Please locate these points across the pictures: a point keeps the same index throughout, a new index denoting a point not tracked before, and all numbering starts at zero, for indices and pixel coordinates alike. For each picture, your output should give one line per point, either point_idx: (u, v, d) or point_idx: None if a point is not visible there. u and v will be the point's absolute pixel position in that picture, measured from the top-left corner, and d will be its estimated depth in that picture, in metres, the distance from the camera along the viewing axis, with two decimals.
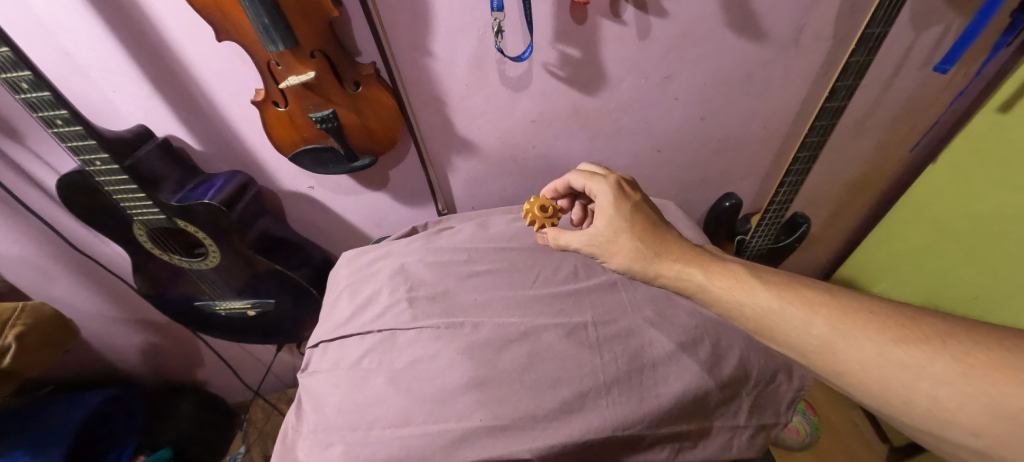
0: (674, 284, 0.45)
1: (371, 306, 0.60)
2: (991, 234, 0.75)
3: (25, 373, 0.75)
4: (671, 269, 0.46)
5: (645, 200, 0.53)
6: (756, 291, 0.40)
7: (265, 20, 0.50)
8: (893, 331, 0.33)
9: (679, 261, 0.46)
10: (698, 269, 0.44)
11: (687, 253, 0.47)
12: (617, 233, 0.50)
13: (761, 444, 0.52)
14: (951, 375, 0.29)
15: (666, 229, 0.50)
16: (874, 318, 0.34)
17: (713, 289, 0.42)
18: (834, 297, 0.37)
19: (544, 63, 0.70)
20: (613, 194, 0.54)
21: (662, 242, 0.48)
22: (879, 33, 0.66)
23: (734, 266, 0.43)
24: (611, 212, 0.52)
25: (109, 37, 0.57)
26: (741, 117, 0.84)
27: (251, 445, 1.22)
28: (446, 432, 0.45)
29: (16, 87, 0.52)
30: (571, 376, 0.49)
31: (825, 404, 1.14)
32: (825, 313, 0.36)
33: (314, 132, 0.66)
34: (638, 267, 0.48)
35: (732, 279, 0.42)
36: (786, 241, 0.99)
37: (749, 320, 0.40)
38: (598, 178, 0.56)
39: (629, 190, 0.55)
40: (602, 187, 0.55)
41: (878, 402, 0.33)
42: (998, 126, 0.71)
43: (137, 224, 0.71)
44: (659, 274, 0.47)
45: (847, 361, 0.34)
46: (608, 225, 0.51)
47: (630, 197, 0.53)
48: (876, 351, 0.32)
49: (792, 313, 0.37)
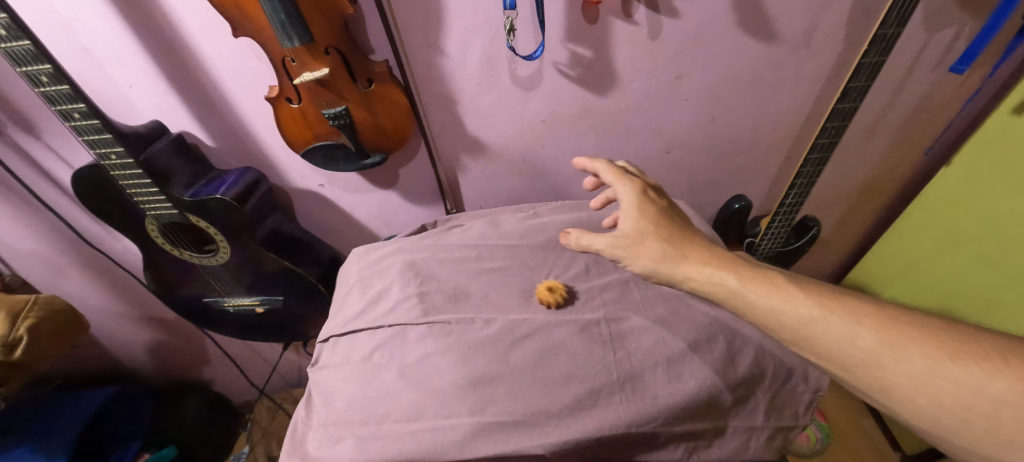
0: (705, 286, 0.44)
1: (382, 301, 0.60)
2: (1003, 238, 0.74)
3: (36, 367, 0.76)
4: (701, 272, 0.45)
5: (670, 207, 0.53)
6: (794, 297, 0.39)
7: (281, 15, 0.50)
8: (949, 348, 0.32)
9: (709, 264, 0.45)
10: (730, 273, 0.43)
11: (718, 256, 0.46)
12: (644, 235, 0.50)
13: (779, 446, 0.51)
14: (1016, 396, 0.28)
15: (694, 234, 0.50)
16: (926, 332, 0.33)
17: (745, 293, 0.41)
18: (880, 308, 0.36)
19: (554, 62, 0.70)
20: (638, 198, 0.53)
21: (690, 246, 0.48)
22: (893, 34, 0.65)
23: (769, 272, 0.42)
24: (637, 216, 0.51)
25: (127, 33, 0.57)
26: (752, 118, 0.83)
27: (255, 445, 1.21)
28: (459, 427, 0.45)
29: (35, 80, 0.53)
30: (584, 373, 0.49)
31: (837, 414, 1.13)
32: (871, 324, 0.35)
33: (326, 129, 0.67)
34: (666, 270, 0.48)
35: (766, 286, 0.40)
36: (797, 244, 0.97)
37: (784, 329, 0.38)
38: (625, 179, 0.55)
39: (654, 196, 0.54)
40: (628, 190, 0.54)
41: (930, 424, 0.31)
42: (1011, 131, 0.70)
43: (150, 219, 0.71)
44: (687, 276, 0.46)
45: (898, 377, 0.32)
46: (635, 228, 0.51)
47: (655, 203, 0.53)
48: (930, 367, 0.31)
49: (835, 322, 0.36)
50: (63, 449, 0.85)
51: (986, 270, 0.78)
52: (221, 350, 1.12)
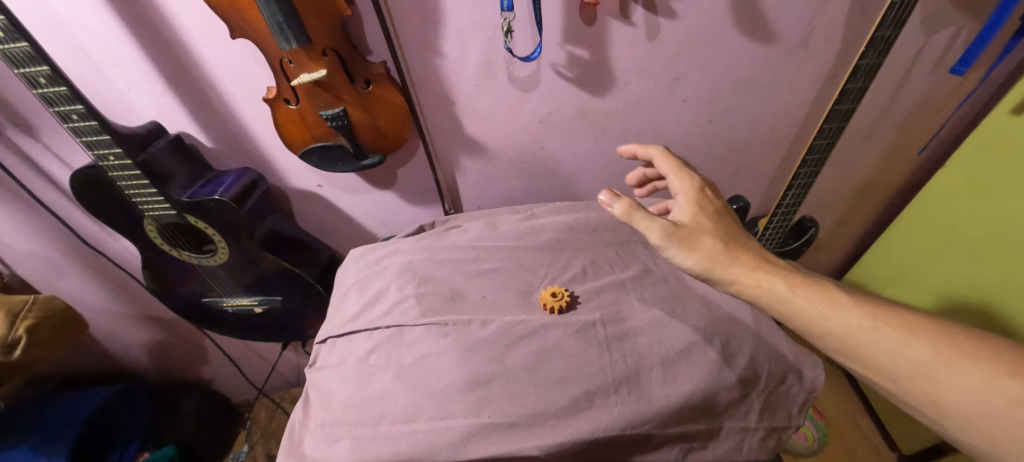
0: (753, 291, 0.46)
1: (380, 302, 0.60)
2: (1002, 236, 0.74)
3: (34, 366, 0.76)
4: (750, 277, 0.47)
5: (727, 209, 0.53)
6: (848, 309, 0.43)
7: (279, 17, 0.50)
8: (1006, 366, 0.37)
9: (759, 269, 0.47)
10: (782, 280, 0.46)
11: (768, 263, 0.48)
12: (701, 232, 0.49)
13: (771, 446, 0.51)
14: None
15: (747, 240, 0.50)
16: (979, 351, 0.38)
17: (795, 300, 0.44)
18: (928, 323, 0.41)
19: (552, 63, 0.70)
20: (695, 194, 0.53)
21: (742, 250, 0.49)
22: (890, 35, 0.65)
23: (819, 282, 0.46)
24: (695, 212, 0.51)
25: (125, 34, 0.58)
26: (749, 119, 0.84)
27: (254, 445, 1.22)
28: (454, 428, 0.45)
29: (33, 81, 0.52)
30: (579, 375, 0.49)
31: (836, 416, 1.14)
32: (924, 338, 0.40)
33: (324, 130, 0.67)
34: (718, 270, 0.48)
35: (817, 294, 0.44)
36: (794, 244, 0.97)
37: (834, 337, 0.42)
38: (685, 173, 0.55)
39: (711, 194, 0.54)
40: (687, 183, 0.54)
41: (975, 435, 0.37)
42: (1009, 131, 0.70)
43: (148, 219, 0.71)
44: (737, 280, 0.47)
45: (950, 390, 0.37)
46: (691, 223, 0.50)
47: (712, 201, 0.53)
48: (984, 383, 0.36)
49: (888, 333, 0.41)
50: (64, 449, 0.85)
51: (983, 268, 0.77)
52: (220, 350, 1.12)
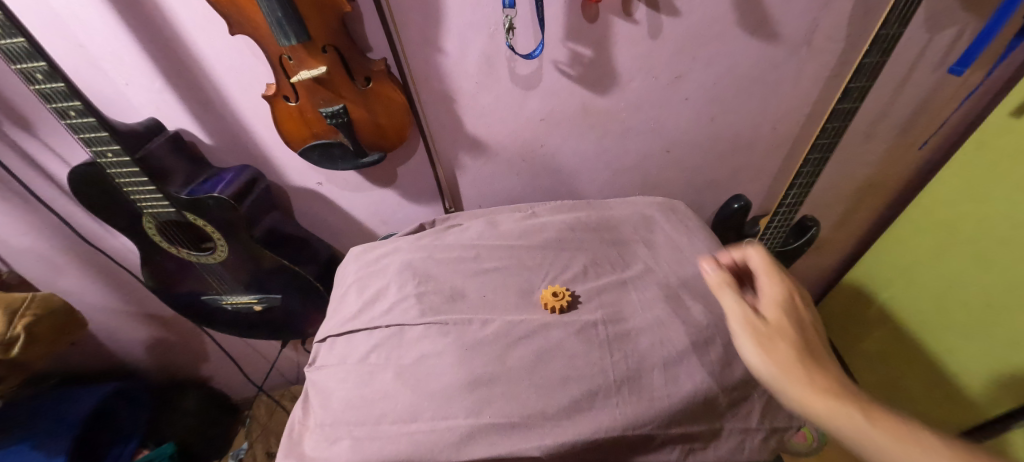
0: (796, 403, 0.39)
1: (379, 301, 0.60)
2: (1004, 239, 0.73)
3: (34, 364, 0.76)
4: (799, 387, 0.39)
5: (813, 324, 0.45)
6: (858, 417, 0.36)
7: (278, 13, 0.50)
8: None
9: (814, 382, 0.39)
10: (805, 381, 0.39)
11: (828, 378, 0.39)
12: (778, 339, 0.42)
13: (773, 447, 0.50)
14: None
15: (823, 357, 0.42)
16: None
17: (809, 404, 0.38)
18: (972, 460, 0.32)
19: (553, 60, 0.70)
20: (782, 299, 0.46)
21: (815, 366, 0.40)
22: (894, 34, 0.65)
23: (840, 383, 0.39)
24: (781, 317, 0.44)
25: (123, 30, 0.57)
26: (751, 118, 0.83)
27: (254, 441, 1.21)
28: (454, 428, 0.45)
29: (30, 77, 0.52)
30: (580, 375, 0.49)
31: None
32: None
33: (324, 127, 0.66)
34: (790, 386, 0.39)
35: (832, 397, 0.38)
36: (795, 244, 0.97)
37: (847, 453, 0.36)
38: (778, 277, 0.48)
39: (802, 305, 0.47)
40: (778, 287, 0.47)
41: None
42: (1011, 131, 0.69)
43: (147, 216, 0.71)
44: (801, 398, 0.39)
45: None
46: (774, 326, 0.43)
47: (797, 311, 0.45)
48: None
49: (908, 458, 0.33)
50: (64, 445, 0.85)
51: (986, 270, 0.77)
52: (219, 347, 1.12)
